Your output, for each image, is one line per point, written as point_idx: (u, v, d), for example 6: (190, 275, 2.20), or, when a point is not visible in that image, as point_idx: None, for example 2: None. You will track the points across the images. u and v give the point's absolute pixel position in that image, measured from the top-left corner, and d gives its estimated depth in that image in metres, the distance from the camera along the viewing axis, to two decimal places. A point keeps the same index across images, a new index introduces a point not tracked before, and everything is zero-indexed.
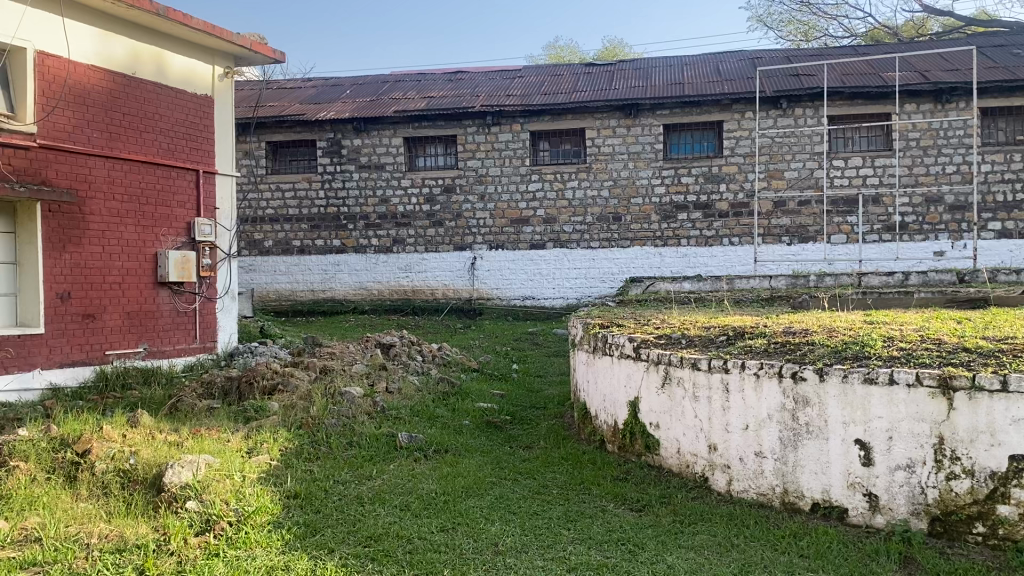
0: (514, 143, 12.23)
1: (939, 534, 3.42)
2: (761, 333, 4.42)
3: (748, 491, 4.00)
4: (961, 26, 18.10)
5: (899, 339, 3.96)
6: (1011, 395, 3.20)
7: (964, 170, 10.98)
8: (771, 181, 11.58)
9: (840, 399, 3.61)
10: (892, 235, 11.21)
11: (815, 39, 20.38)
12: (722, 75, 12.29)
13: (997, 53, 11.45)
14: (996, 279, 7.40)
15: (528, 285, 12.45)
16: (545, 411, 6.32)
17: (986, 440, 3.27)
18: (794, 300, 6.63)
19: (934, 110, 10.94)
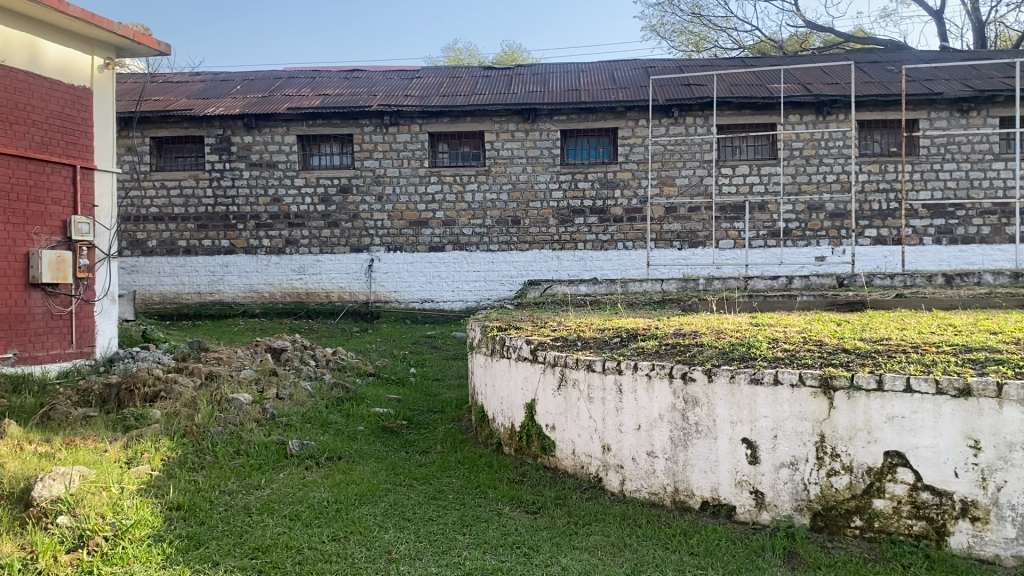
0: (411, 144, 12.12)
1: (820, 528, 3.55)
2: (653, 335, 4.50)
3: (640, 490, 4.05)
4: (840, 42, 19.03)
5: (783, 340, 4.11)
6: (886, 394, 3.35)
7: (843, 180, 11.51)
8: (663, 188, 11.86)
9: (727, 399, 3.70)
10: (776, 241, 11.65)
11: (707, 49, 21.04)
12: (617, 82, 12.52)
13: (874, 69, 12.06)
14: (872, 282, 7.77)
15: (426, 288, 12.35)
16: (442, 415, 6.25)
17: (863, 437, 3.40)
18: (686, 303, 6.77)
19: (815, 121, 11.44)
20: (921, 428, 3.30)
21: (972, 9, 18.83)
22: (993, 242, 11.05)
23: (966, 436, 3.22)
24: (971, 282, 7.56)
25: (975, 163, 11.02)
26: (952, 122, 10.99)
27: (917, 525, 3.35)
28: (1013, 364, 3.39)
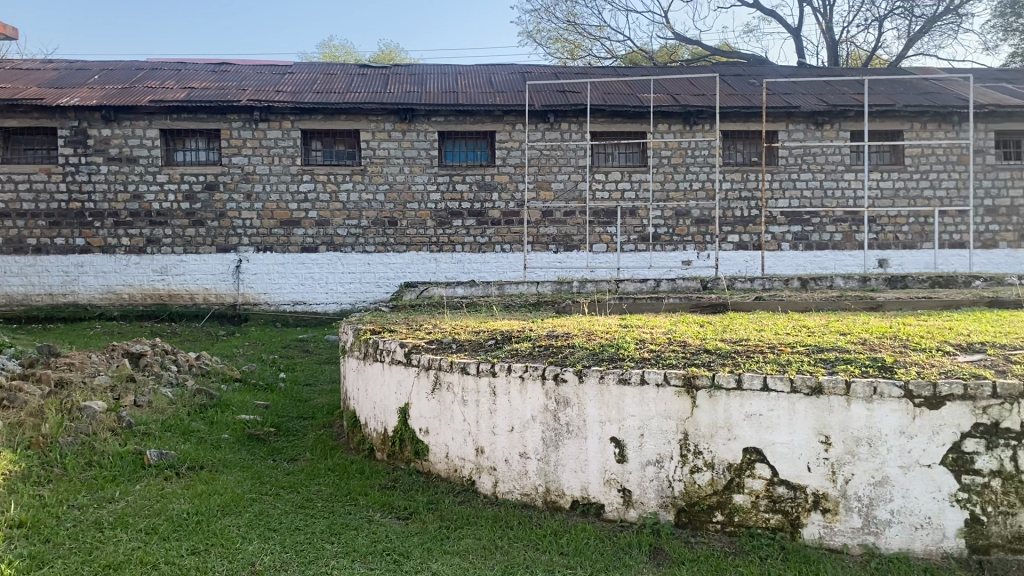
0: (283, 141, 11.78)
1: (685, 524, 3.65)
2: (527, 337, 4.53)
3: (512, 491, 4.05)
4: (706, 55, 19.83)
5: (650, 341, 4.22)
6: (744, 393, 3.51)
7: (709, 188, 11.97)
8: (539, 192, 11.98)
9: (597, 399, 3.77)
10: (646, 246, 11.98)
11: (581, 57, 21.49)
12: (494, 85, 12.57)
13: (737, 82, 12.60)
14: (734, 286, 8.11)
15: (299, 289, 12.04)
16: (312, 422, 6.09)
17: (723, 434, 3.54)
18: (558, 305, 6.88)
19: (683, 131, 11.84)
20: (777, 425, 3.47)
21: (826, 28, 20.02)
22: (845, 248, 11.68)
23: (818, 431, 3.41)
24: (824, 286, 8.01)
25: (828, 174, 11.66)
26: (808, 134, 11.55)
27: (774, 518, 3.51)
28: (860, 363, 3.61)
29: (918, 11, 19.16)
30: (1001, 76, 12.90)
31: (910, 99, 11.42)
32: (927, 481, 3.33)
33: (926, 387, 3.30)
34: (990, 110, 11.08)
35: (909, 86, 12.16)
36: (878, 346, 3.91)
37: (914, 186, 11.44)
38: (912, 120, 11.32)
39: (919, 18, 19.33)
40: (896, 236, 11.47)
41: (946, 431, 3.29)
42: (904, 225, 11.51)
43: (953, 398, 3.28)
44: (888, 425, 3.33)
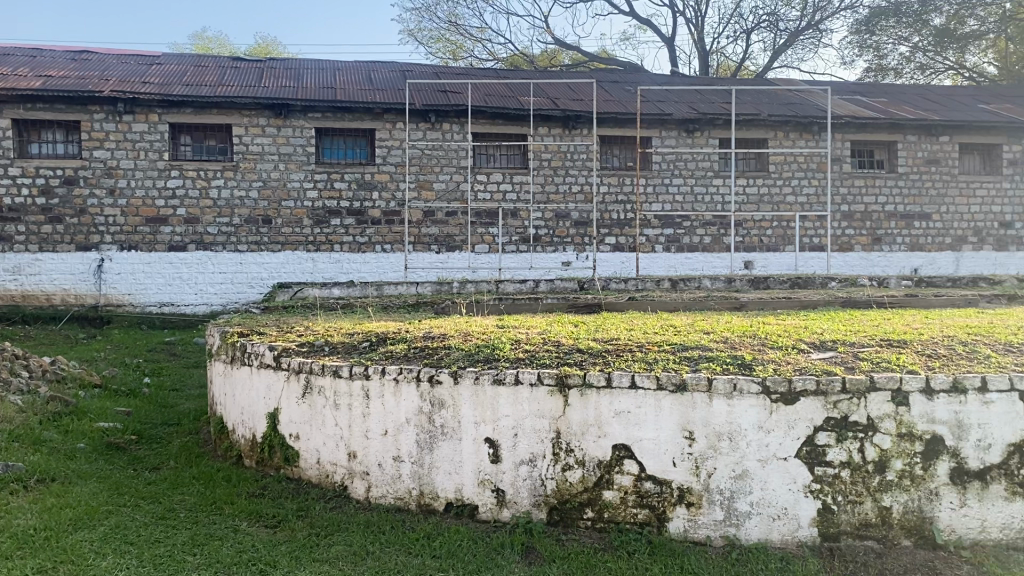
0: (149, 135, 11.24)
1: (556, 522, 3.69)
2: (402, 338, 4.48)
3: (385, 496, 3.98)
4: (586, 61, 20.24)
5: (525, 341, 4.26)
6: (614, 390, 3.59)
7: (587, 191, 12.16)
8: (421, 191, 11.88)
9: (472, 400, 3.76)
10: (528, 246, 12.04)
11: (463, 58, 21.53)
12: (374, 83, 12.40)
13: (614, 88, 12.90)
14: (609, 286, 8.29)
15: (166, 290, 11.51)
16: (177, 428, 5.83)
17: (594, 432, 3.61)
18: (436, 305, 6.85)
19: (562, 134, 11.98)
20: (644, 422, 3.57)
21: (698, 39, 20.79)
22: (714, 250, 12.09)
23: (683, 428, 3.54)
24: (693, 286, 8.32)
25: (699, 179, 12.04)
26: (680, 141, 11.92)
27: (642, 513, 3.60)
28: (722, 361, 3.76)
29: (782, 25, 20.15)
30: (856, 89, 13.72)
31: (774, 109, 11.97)
32: (784, 474, 3.50)
33: (782, 383, 3.49)
34: (845, 121, 11.75)
35: (773, 97, 12.74)
36: (739, 344, 4.08)
37: (777, 192, 12.01)
38: (776, 129, 11.87)
39: (783, 32, 20.33)
40: (760, 239, 12.00)
41: (800, 425, 3.49)
42: (769, 229, 12.05)
43: (806, 394, 3.48)
44: (747, 420, 3.50)
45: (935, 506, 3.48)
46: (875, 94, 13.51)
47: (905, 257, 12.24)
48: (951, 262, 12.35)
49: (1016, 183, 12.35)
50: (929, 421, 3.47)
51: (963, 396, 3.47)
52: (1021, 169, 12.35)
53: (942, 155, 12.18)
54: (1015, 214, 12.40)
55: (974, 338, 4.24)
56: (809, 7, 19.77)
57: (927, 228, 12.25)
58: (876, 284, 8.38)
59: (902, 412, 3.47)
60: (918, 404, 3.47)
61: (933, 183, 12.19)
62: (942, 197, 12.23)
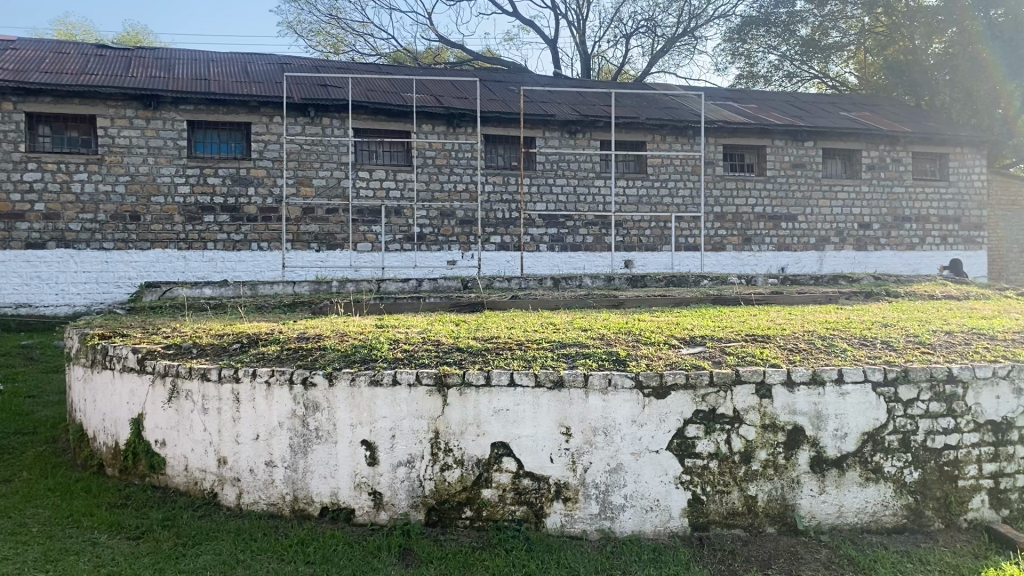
0: (3, 124, 10.49)
1: (434, 523, 3.65)
2: (275, 339, 4.34)
3: (258, 502, 3.84)
4: (470, 60, 20.30)
5: (403, 340, 4.21)
6: (493, 389, 3.60)
7: (471, 190, 12.07)
8: (300, 188, 11.43)
9: (347, 402, 3.68)
10: (411, 245, 11.83)
11: (344, 53, 21.20)
12: (251, 76, 12.01)
13: (498, 88, 12.94)
14: (491, 285, 8.31)
15: (23, 290, 10.74)
16: (32, 437, 5.48)
17: (473, 431, 3.61)
18: (313, 306, 6.69)
19: (446, 132, 11.86)
20: (521, 419, 3.60)
21: (580, 41, 21.17)
22: (596, 250, 12.25)
23: (560, 424, 3.58)
24: (574, 285, 8.43)
25: (581, 180, 12.20)
26: (563, 142, 12.01)
27: (519, 510, 3.61)
28: (597, 357, 3.83)
29: (660, 31, 20.74)
30: (728, 95, 14.27)
31: (652, 112, 12.32)
32: (656, 466, 3.60)
33: (654, 377, 3.60)
34: (718, 126, 12.22)
35: (651, 100, 13.11)
36: (614, 341, 4.16)
37: (655, 193, 12.34)
38: (654, 132, 12.21)
39: (661, 38, 20.92)
40: (639, 239, 12.31)
41: (671, 418, 3.61)
42: (647, 229, 12.37)
43: (676, 388, 3.61)
44: (622, 414, 3.58)
45: (797, 493, 3.66)
46: (745, 100, 14.11)
47: (773, 256, 12.80)
48: (815, 261, 12.99)
49: (873, 187, 13.13)
50: (790, 412, 3.65)
51: (822, 388, 3.68)
52: (878, 174, 13.14)
53: (807, 160, 12.83)
54: (873, 216, 13.17)
55: (832, 333, 4.47)
56: (685, 14, 20.42)
57: (793, 229, 12.86)
58: (746, 282, 8.73)
59: (766, 404, 3.65)
60: (780, 396, 3.66)
61: (798, 186, 12.82)
62: (807, 200, 12.87)
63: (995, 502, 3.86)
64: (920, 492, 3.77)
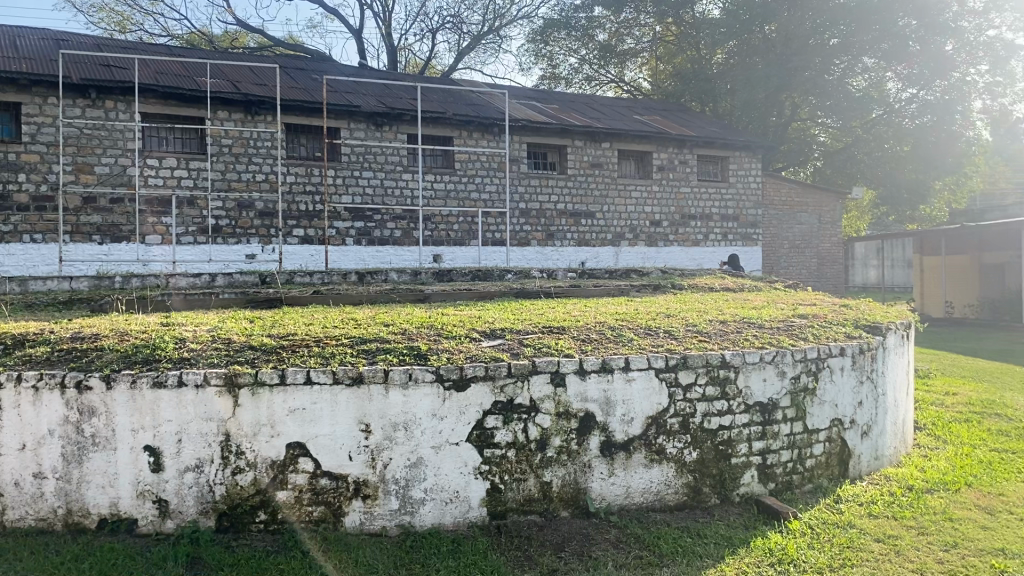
0: None
1: (226, 528, 3.49)
2: (44, 340, 3.98)
3: (25, 518, 3.51)
4: (271, 46, 19.59)
5: (191, 339, 3.99)
6: (287, 387, 3.50)
7: (271, 180, 11.36)
8: (78, 175, 10.32)
9: (128, 406, 3.45)
10: (206, 238, 10.95)
11: (131, 32, 19.79)
12: (20, 52, 10.87)
13: (300, 77, 12.48)
14: (293, 279, 8.04)
15: None
16: None
17: (267, 432, 3.49)
18: (93, 304, 6.16)
19: (244, 120, 11.09)
20: (318, 418, 3.52)
21: (386, 33, 20.98)
22: (404, 244, 12.15)
23: (359, 420, 3.54)
24: (379, 279, 8.34)
25: (388, 173, 12.04)
26: (368, 134, 11.79)
27: (317, 510, 3.52)
28: (397, 352, 3.82)
29: (465, 28, 20.93)
30: (531, 95, 14.67)
31: (459, 108, 12.40)
32: (456, 458, 3.64)
33: (454, 370, 3.65)
34: (522, 124, 12.52)
35: (457, 96, 13.20)
36: (415, 335, 4.16)
37: (462, 189, 12.44)
38: (460, 128, 12.30)
39: (467, 35, 21.09)
40: (447, 234, 12.36)
41: (471, 410, 3.66)
42: (454, 224, 12.44)
43: (476, 380, 3.67)
44: (422, 409, 3.60)
45: (588, 477, 3.84)
46: (547, 100, 14.56)
47: (573, 251, 13.32)
48: (611, 256, 13.64)
49: (663, 187, 13.98)
50: (582, 400, 3.82)
51: (610, 375, 3.88)
52: (667, 175, 14.00)
53: (604, 160, 13.45)
54: (662, 214, 14.00)
55: (622, 324, 4.71)
56: (489, 13, 20.78)
57: (592, 226, 13.43)
58: (547, 276, 9.05)
59: (560, 392, 3.79)
60: (573, 384, 3.81)
61: (596, 186, 13.41)
62: (604, 198, 13.49)
63: (762, 477, 4.25)
64: (698, 471, 4.07)
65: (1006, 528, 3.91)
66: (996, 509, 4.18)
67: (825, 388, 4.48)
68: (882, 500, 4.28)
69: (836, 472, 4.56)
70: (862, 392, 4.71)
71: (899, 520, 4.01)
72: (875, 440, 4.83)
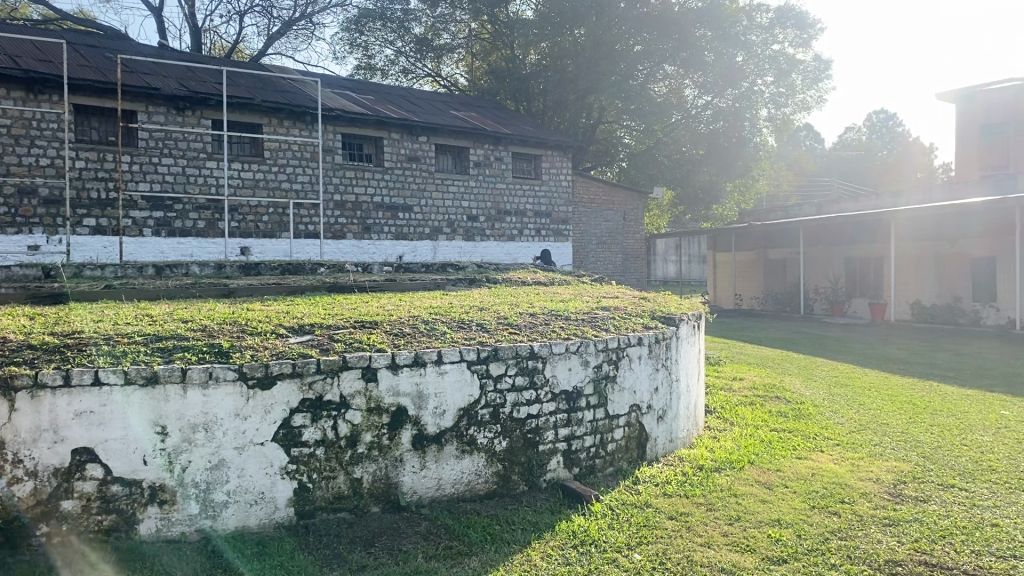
0: None
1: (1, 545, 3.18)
2: None
3: None
4: (58, 20, 18.03)
5: None
6: (72, 390, 3.24)
7: (58, 165, 10.46)
8: None
9: None
10: None
11: None
12: None
13: (91, 54, 11.57)
14: (82, 273, 7.45)
15: None
16: None
17: (48, 438, 3.21)
18: None
19: (25, 98, 10.12)
20: (108, 420, 3.29)
21: (189, 13, 19.87)
22: (208, 235, 11.57)
23: (154, 423, 3.35)
24: (180, 273, 7.90)
25: (191, 160, 11.41)
26: (168, 118, 11.12)
27: (106, 519, 3.30)
28: (197, 350, 3.64)
29: (276, 13, 20.21)
30: (345, 85, 14.42)
31: (268, 95, 11.97)
32: (261, 459, 3.54)
33: (258, 368, 3.53)
34: (336, 113, 12.27)
35: (267, 83, 12.74)
36: (216, 332, 3.99)
37: (272, 178, 12.00)
38: (269, 115, 11.88)
39: (277, 20, 20.39)
40: (256, 225, 11.88)
41: (277, 409, 3.56)
42: (264, 215, 11.98)
43: (282, 377, 3.57)
44: (223, 409, 3.46)
45: (399, 471, 3.84)
46: (362, 91, 14.37)
47: (390, 245, 13.22)
48: (429, 250, 13.66)
49: (479, 182, 14.17)
50: (394, 394, 3.82)
51: (422, 369, 3.90)
52: (483, 171, 14.21)
53: (421, 154, 13.45)
54: (478, 210, 14.20)
55: (434, 318, 4.74)
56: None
57: (409, 219, 13.39)
58: (361, 270, 8.94)
59: (371, 387, 3.77)
60: (385, 379, 3.80)
61: (413, 179, 13.38)
62: (421, 192, 13.49)
63: (567, 462, 4.43)
64: (507, 460, 4.18)
65: (781, 500, 4.30)
66: (773, 484, 4.58)
67: (625, 376, 4.73)
68: (676, 480, 4.58)
69: (634, 455, 4.83)
70: (658, 378, 5.01)
71: (690, 498, 4.31)
72: (669, 423, 5.16)
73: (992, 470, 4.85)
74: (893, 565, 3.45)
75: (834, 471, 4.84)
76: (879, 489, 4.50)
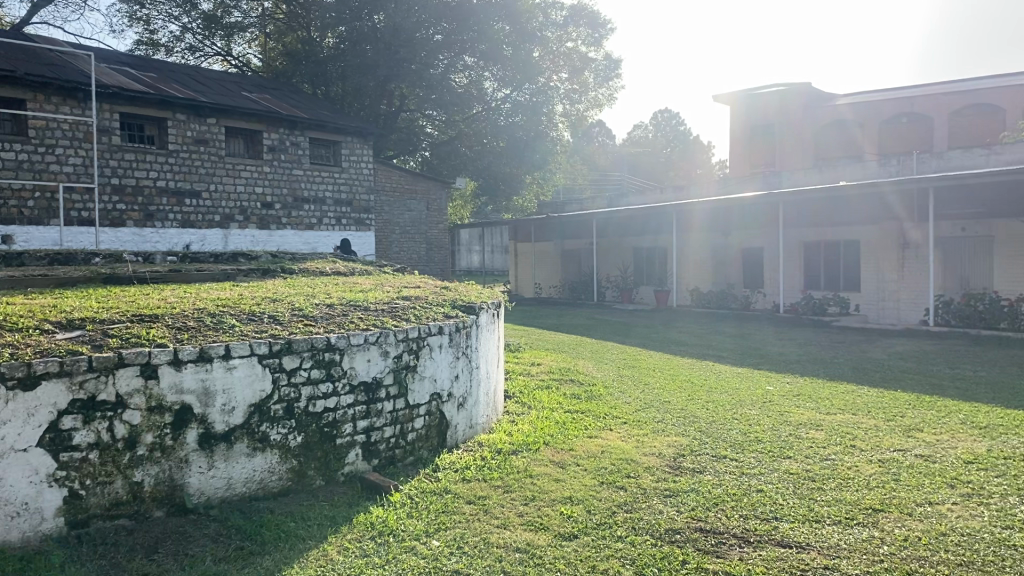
0: None
1: None
2: None
3: None
4: None
5: None
6: None
7: None
8: None
9: None
10: None
11: None
12: None
13: None
14: None
15: None
16: None
17: None
18: None
19: None
20: None
21: None
22: None
23: None
24: None
25: None
26: None
27: None
28: None
29: None
30: (125, 61, 13.40)
31: (32, 68, 10.88)
32: (23, 466, 3.22)
33: (19, 367, 3.20)
34: (112, 91, 11.37)
35: (32, 55, 11.59)
36: None
37: (38, 159, 10.93)
38: (35, 91, 10.81)
39: None
40: (20, 211, 10.79)
41: (42, 412, 3.26)
42: (29, 200, 10.90)
43: (48, 377, 3.27)
44: None
45: (185, 472, 3.65)
46: (144, 68, 13.42)
47: (176, 234, 12.47)
48: (219, 239, 13.02)
49: (273, 168, 13.66)
50: (177, 392, 3.61)
51: (208, 364, 3.71)
52: (278, 156, 13.70)
53: (209, 137, 12.74)
54: (274, 197, 13.70)
55: (222, 310, 4.53)
56: None
57: (196, 206, 12.67)
58: (141, 260, 8.36)
59: (151, 385, 3.54)
60: (167, 376, 3.58)
61: (201, 163, 12.66)
62: (210, 176, 12.81)
63: (366, 454, 4.40)
64: (302, 454, 4.09)
65: (573, 478, 4.50)
66: (566, 463, 4.79)
67: (425, 364, 4.75)
68: (474, 464, 4.67)
69: (434, 443, 4.87)
70: (458, 366, 5.07)
71: (487, 481, 4.41)
72: (469, 410, 5.24)
73: (757, 441, 5.34)
74: (672, 533, 3.71)
75: (622, 448, 5.13)
76: (661, 463, 4.82)
